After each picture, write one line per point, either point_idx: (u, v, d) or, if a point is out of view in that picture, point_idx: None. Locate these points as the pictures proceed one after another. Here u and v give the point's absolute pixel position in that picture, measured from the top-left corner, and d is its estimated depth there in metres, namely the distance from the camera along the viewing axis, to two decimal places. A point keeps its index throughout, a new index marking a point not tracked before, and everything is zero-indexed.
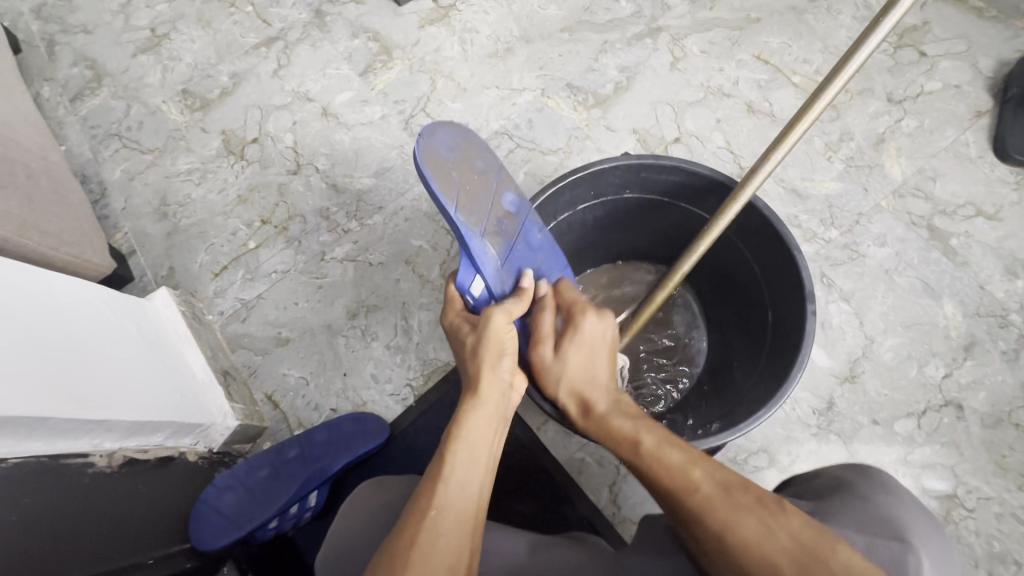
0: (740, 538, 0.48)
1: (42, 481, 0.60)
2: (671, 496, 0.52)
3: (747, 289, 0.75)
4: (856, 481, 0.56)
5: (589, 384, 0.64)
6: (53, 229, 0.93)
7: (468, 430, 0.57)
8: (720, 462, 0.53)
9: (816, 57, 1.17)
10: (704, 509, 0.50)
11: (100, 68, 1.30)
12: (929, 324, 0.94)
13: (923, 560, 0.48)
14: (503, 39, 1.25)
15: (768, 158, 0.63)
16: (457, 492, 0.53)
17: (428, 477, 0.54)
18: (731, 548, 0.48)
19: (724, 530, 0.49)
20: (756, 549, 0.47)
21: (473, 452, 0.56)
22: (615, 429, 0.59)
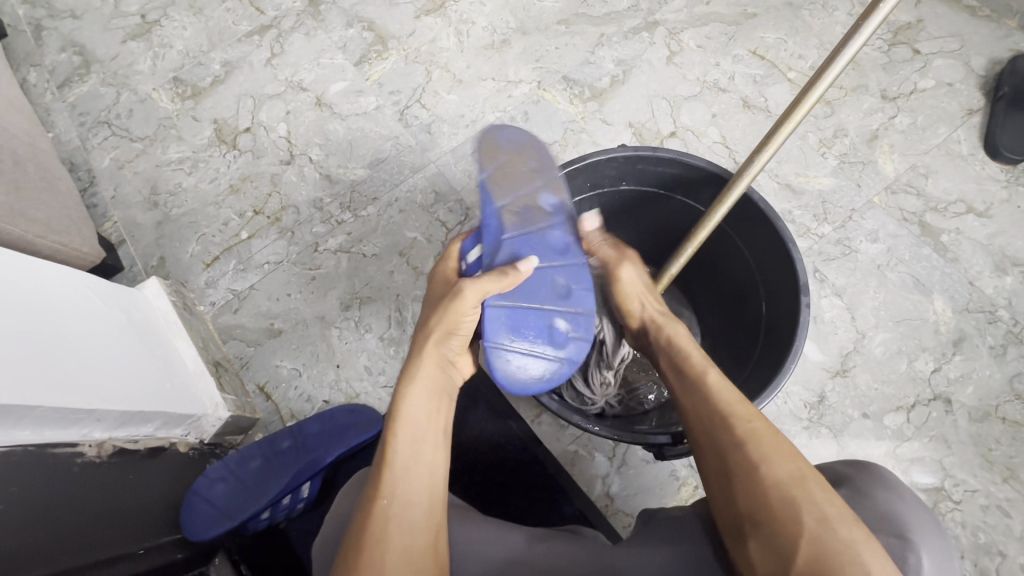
0: (773, 469, 0.52)
1: (30, 470, 0.59)
2: (719, 415, 0.57)
3: (741, 282, 0.76)
4: (856, 475, 0.56)
5: (642, 306, 0.73)
6: (40, 217, 0.91)
7: (404, 407, 0.59)
8: (759, 455, 0.53)
9: (811, 54, 1.18)
10: (750, 436, 0.55)
11: (88, 54, 1.28)
12: (919, 319, 0.95)
13: (923, 557, 0.48)
14: (499, 31, 1.24)
15: (755, 159, 0.62)
16: (404, 468, 0.56)
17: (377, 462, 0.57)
18: (757, 473, 0.52)
19: (757, 458, 0.53)
20: (779, 481, 0.51)
21: (412, 428, 0.58)
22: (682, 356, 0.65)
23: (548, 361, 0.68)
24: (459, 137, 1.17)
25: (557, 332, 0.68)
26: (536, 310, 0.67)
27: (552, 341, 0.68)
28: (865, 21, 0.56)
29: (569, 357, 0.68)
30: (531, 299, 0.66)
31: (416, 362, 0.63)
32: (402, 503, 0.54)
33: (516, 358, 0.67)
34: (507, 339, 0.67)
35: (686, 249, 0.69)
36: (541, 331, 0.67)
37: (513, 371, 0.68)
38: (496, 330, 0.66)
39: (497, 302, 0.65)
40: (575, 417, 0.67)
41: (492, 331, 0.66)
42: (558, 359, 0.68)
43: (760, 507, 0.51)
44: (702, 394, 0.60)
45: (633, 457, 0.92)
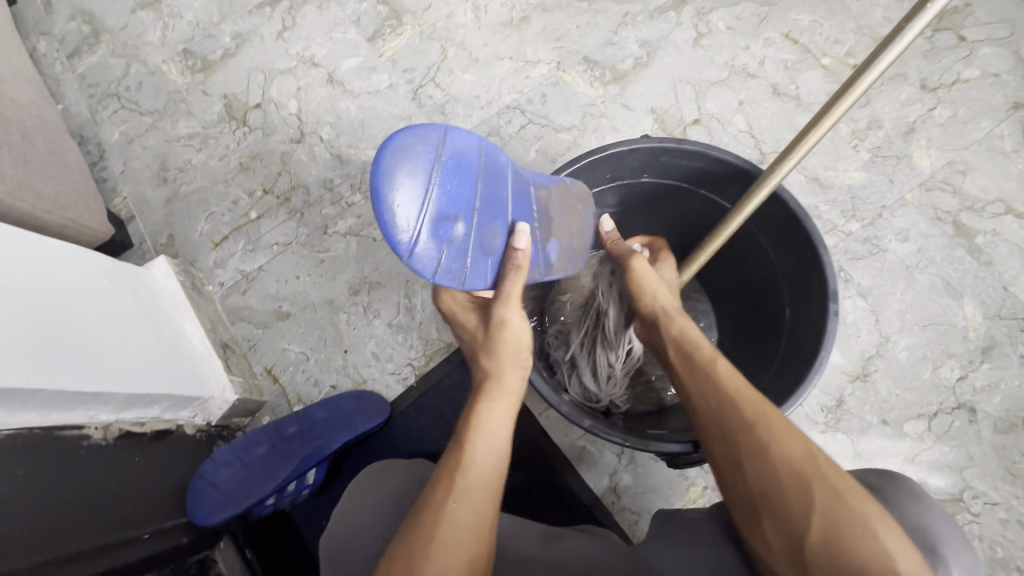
0: (774, 448, 0.51)
1: (35, 454, 0.59)
2: (726, 397, 0.55)
3: (764, 284, 0.72)
4: (880, 483, 0.53)
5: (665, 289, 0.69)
6: (49, 191, 0.90)
7: (486, 419, 0.58)
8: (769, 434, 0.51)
9: (849, 38, 1.11)
10: (753, 417, 0.53)
11: (97, 24, 1.25)
12: (947, 324, 0.91)
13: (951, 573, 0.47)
14: (519, 7, 1.19)
15: (776, 169, 0.59)
16: (476, 479, 0.54)
17: (446, 464, 0.56)
18: (761, 454, 0.51)
19: (759, 437, 0.52)
20: (783, 460, 0.50)
21: (490, 438, 0.57)
22: (687, 345, 0.62)
23: (412, 210, 0.56)
24: (474, 119, 1.13)
25: (443, 225, 0.58)
26: (467, 198, 0.60)
27: (433, 214, 0.57)
28: (914, 18, 0.53)
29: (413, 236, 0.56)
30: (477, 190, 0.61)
31: (500, 376, 0.63)
32: (467, 512, 0.52)
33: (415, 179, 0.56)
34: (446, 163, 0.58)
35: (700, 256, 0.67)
36: (447, 206, 0.58)
37: (408, 164, 0.56)
38: (460, 147, 0.59)
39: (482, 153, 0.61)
40: (587, 422, 0.63)
41: (459, 140, 0.59)
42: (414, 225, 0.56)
43: (768, 486, 0.50)
44: (706, 379, 0.58)
45: (642, 455, 0.90)
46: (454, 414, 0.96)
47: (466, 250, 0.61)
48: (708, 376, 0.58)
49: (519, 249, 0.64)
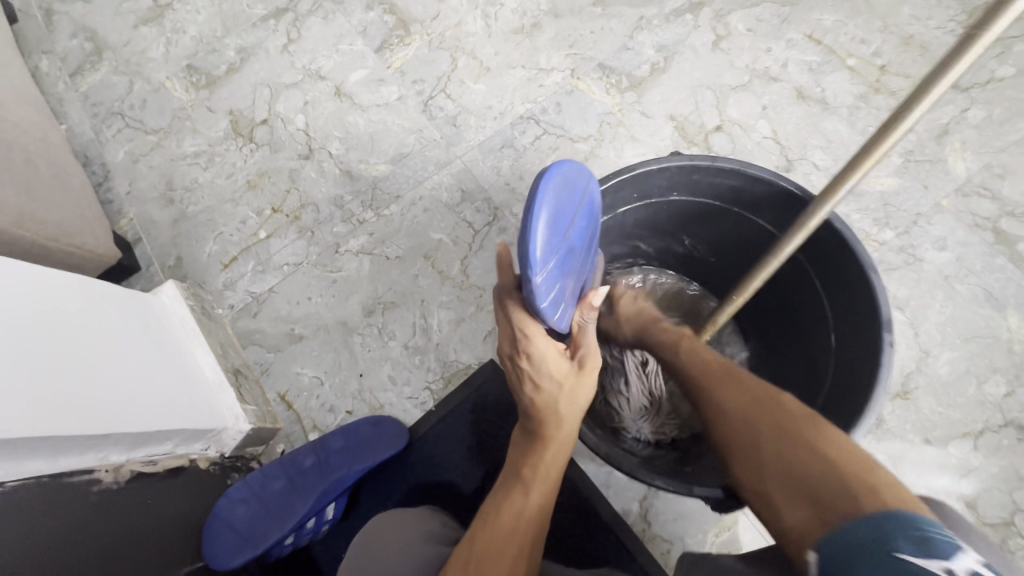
0: (719, 399, 0.57)
1: (43, 505, 0.56)
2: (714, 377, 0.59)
3: (806, 306, 0.68)
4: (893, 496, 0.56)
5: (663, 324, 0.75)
6: (52, 218, 0.87)
7: (543, 467, 0.62)
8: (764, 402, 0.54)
9: (875, 38, 1.07)
10: (702, 379, 0.60)
11: (100, 41, 1.23)
12: (991, 337, 0.87)
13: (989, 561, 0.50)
14: (530, 14, 1.15)
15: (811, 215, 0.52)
16: (536, 497, 0.61)
17: (509, 505, 0.61)
18: (716, 408, 0.57)
19: (710, 395, 0.58)
20: (735, 409, 0.55)
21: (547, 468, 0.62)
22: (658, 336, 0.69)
23: (556, 231, 0.54)
24: (486, 130, 1.10)
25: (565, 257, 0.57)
26: (583, 243, 0.61)
27: (563, 243, 0.56)
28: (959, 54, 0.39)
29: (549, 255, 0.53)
30: (588, 239, 0.63)
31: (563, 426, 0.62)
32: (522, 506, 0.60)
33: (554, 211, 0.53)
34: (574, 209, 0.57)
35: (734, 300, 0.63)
36: (572, 241, 0.58)
37: (564, 197, 0.55)
38: (595, 200, 0.62)
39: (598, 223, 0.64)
40: (631, 467, 0.58)
41: (596, 194, 0.62)
42: (550, 246, 0.53)
43: (724, 431, 0.55)
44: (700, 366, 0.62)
45: None
46: (475, 438, 0.93)
47: (565, 288, 0.60)
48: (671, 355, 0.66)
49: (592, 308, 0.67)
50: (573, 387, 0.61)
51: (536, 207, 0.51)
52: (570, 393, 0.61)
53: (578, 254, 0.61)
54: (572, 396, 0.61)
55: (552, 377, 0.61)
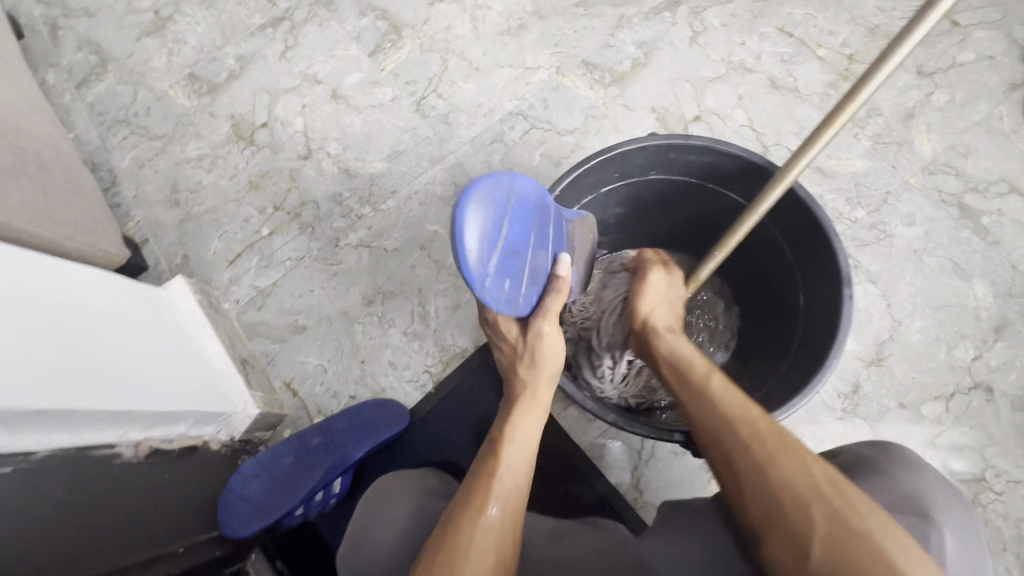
0: (782, 471, 0.50)
1: (71, 475, 0.61)
2: (720, 416, 0.55)
3: (776, 273, 0.74)
4: (877, 456, 0.57)
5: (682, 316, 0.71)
6: (66, 218, 0.92)
7: (514, 429, 0.63)
8: (773, 453, 0.51)
9: (843, 29, 1.12)
10: (754, 438, 0.53)
11: (105, 53, 1.28)
12: (959, 305, 0.92)
13: (944, 534, 0.51)
14: (516, 16, 1.21)
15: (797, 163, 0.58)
16: (508, 456, 0.61)
17: (482, 464, 0.61)
18: (769, 478, 0.51)
19: (770, 463, 0.51)
20: (799, 487, 0.49)
21: (523, 448, 0.62)
22: (680, 355, 0.63)
23: (488, 247, 0.57)
24: (477, 127, 1.15)
25: (510, 261, 0.60)
26: (531, 235, 0.61)
27: (501, 252, 0.58)
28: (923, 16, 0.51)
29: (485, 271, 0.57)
30: (538, 228, 0.63)
31: (531, 389, 0.66)
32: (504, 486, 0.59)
33: (475, 221, 0.55)
34: (508, 209, 0.58)
35: (715, 256, 0.67)
36: (516, 241, 0.60)
37: (490, 205, 0.56)
38: (528, 191, 0.60)
39: (546, 203, 0.63)
40: (611, 417, 0.64)
41: (529, 184, 0.60)
42: (483, 263, 0.57)
43: (777, 510, 0.49)
44: (700, 398, 0.58)
45: (661, 449, 0.91)
46: (473, 418, 0.97)
47: (523, 281, 0.63)
48: (703, 394, 0.58)
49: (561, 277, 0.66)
50: (533, 351, 0.67)
51: (456, 230, 0.54)
52: (530, 356, 0.67)
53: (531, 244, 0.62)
54: (534, 360, 0.67)
55: (515, 343, 0.68)
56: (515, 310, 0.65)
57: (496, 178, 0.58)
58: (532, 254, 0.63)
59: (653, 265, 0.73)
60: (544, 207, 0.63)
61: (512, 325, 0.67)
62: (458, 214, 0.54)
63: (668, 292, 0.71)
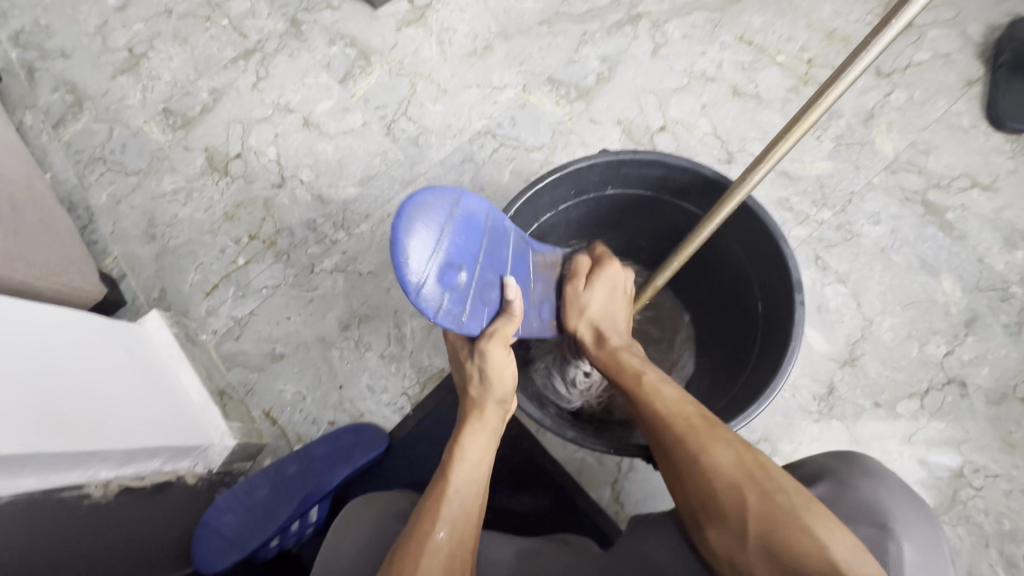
0: (714, 459, 0.55)
1: (36, 517, 0.60)
2: (658, 414, 0.60)
3: (734, 279, 0.76)
4: (840, 467, 0.59)
5: (608, 323, 0.71)
6: (40, 259, 0.92)
7: (464, 451, 0.64)
8: (700, 444, 0.56)
9: (801, 34, 1.14)
10: (687, 433, 0.57)
11: (79, 92, 1.29)
12: (928, 301, 0.93)
13: (903, 545, 0.52)
14: (481, 37, 1.23)
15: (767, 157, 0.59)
16: (457, 481, 0.61)
17: (433, 487, 0.61)
18: (704, 467, 0.55)
19: (703, 453, 0.56)
20: (731, 473, 0.54)
21: (471, 471, 0.62)
22: (621, 364, 0.67)
23: (427, 257, 0.55)
24: (447, 148, 1.16)
25: (450, 274, 0.57)
26: (478, 249, 0.60)
27: (441, 262, 0.56)
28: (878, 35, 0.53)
29: (422, 281, 0.55)
30: (484, 246, 0.61)
31: (482, 409, 0.68)
32: (451, 510, 0.59)
33: (418, 232, 0.55)
34: (457, 221, 0.58)
35: (674, 262, 0.68)
36: (459, 256, 0.58)
37: (431, 218, 0.56)
38: (474, 208, 0.60)
39: (491, 220, 0.62)
40: (570, 434, 0.65)
41: (475, 201, 0.60)
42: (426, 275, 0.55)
43: (713, 495, 0.54)
44: (644, 398, 0.62)
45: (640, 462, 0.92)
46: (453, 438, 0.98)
47: (472, 300, 0.61)
48: (644, 394, 0.62)
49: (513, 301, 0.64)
50: (482, 370, 0.67)
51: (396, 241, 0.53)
52: (480, 374, 0.68)
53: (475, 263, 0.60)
54: (486, 380, 0.67)
55: (466, 362, 0.69)
56: (463, 328, 0.61)
57: (445, 193, 0.57)
58: (477, 272, 0.60)
59: (576, 273, 0.73)
60: (489, 225, 0.62)
61: (466, 343, 0.70)
62: (399, 224, 0.54)
63: (582, 305, 0.71)
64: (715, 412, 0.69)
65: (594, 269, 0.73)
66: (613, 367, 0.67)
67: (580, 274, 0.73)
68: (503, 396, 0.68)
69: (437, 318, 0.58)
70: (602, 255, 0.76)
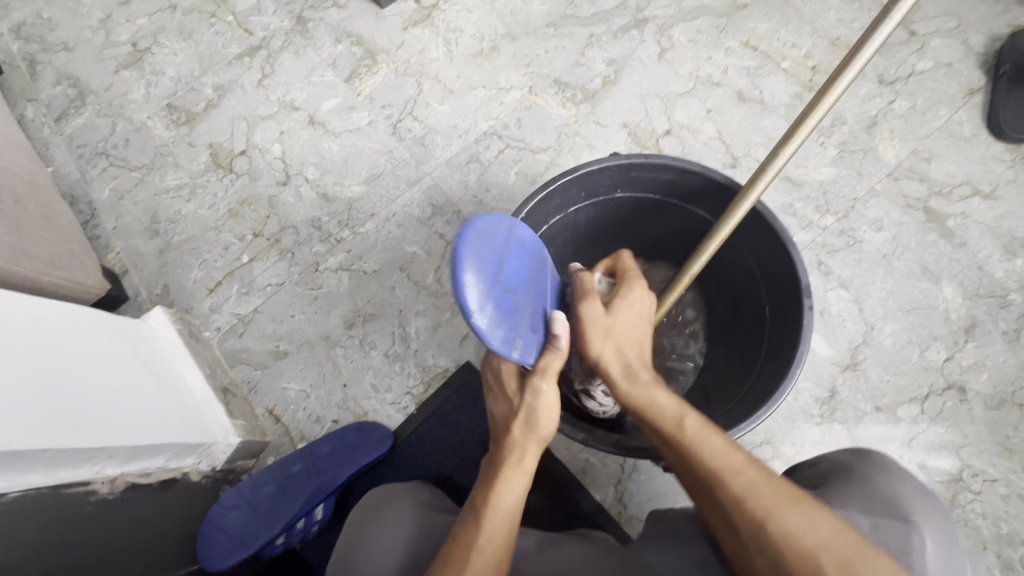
0: (763, 506, 0.51)
1: (45, 514, 0.60)
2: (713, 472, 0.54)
3: (742, 283, 0.77)
4: (854, 462, 0.60)
5: (634, 347, 0.65)
6: (44, 253, 0.92)
7: (498, 495, 0.61)
8: (767, 508, 0.51)
9: (806, 41, 1.16)
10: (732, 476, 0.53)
11: (82, 86, 1.28)
12: (929, 307, 0.94)
13: (925, 536, 0.53)
14: (488, 38, 1.23)
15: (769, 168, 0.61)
16: (489, 530, 0.58)
17: (459, 539, 0.58)
18: (772, 534, 0.50)
19: (769, 518, 0.50)
20: (802, 539, 0.49)
21: (504, 518, 0.60)
22: (654, 399, 0.60)
23: (485, 275, 0.58)
24: (453, 148, 1.16)
25: (504, 295, 0.60)
26: (525, 276, 0.64)
27: (497, 283, 0.59)
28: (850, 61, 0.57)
29: (484, 296, 0.57)
30: (529, 275, 0.65)
31: (522, 451, 0.64)
32: (480, 560, 0.56)
33: (477, 257, 0.57)
34: (510, 249, 0.62)
35: (692, 270, 0.68)
36: (511, 283, 0.61)
37: (485, 245, 0.59)
38: (524, 239, 0.65)
39: (536, 253, 0.67)
40: (581, 437, 0.67)
41: (523, 233, 0.65)
42: (486, 298, 0.57)
43: (763, 541, 0.50)
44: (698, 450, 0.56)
45: (644, 463, 0.93)
46: (457, 438, 0.98)
47: (524, 329, 0.62)
48: (681, 434, 0.57)
49: (560, 332, 0.65)
50: (530, 409, 0.65)
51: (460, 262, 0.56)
52: (527, 416, 0.65)
53: (523, 290, 0.64)
54: (533, 420, 0.65)
55: (512, 398, 0.67)
56: (515, 356, 0.61)
57: (497, 224, 0.62)
58: (525, 299, 0.64)
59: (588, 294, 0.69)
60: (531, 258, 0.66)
61: (514, 377, 0.68)
62: (462, 246, 0.56)
63: (607, 327, 0.66)
64: (724, 414, 0.70)
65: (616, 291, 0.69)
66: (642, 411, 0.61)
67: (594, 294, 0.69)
68: (543, 438, 0.66)
69: (496, 338, 0.57)
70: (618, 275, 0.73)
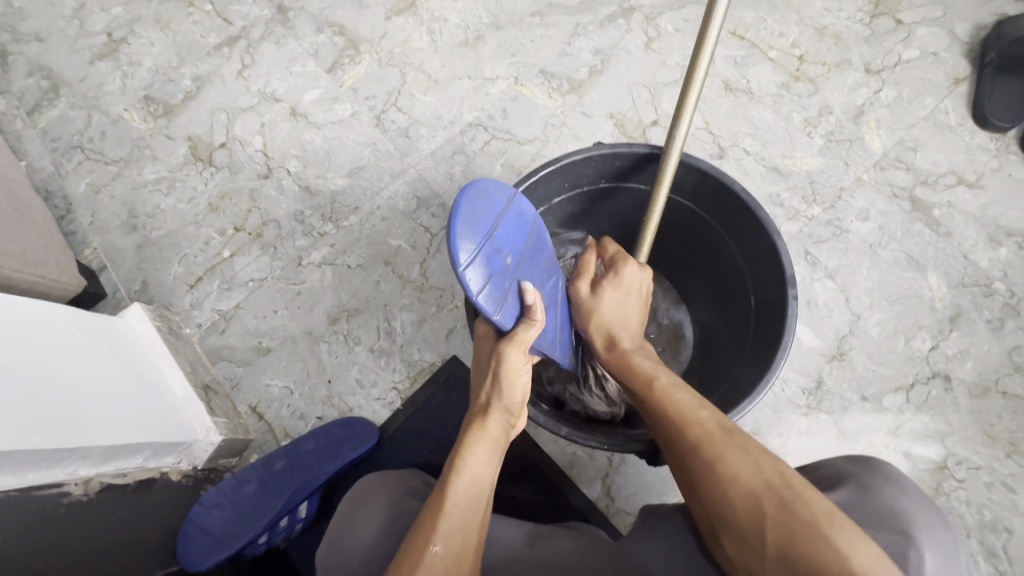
0: (729, 465, 0.55)
1: (17, 515, 0.58)
2: (692, 427, 0.58)
3: (728, 274, 0.76)
4: (861, 472, 0.59)
5: (619, 325, 0.72)
6: (15, 249, 0.88)
7: (466, 461, 0.62)
8: (716, 454, 0.56)
9: (792, 31, 1.10)
10: (700, 439, 0.57)
11: (56, 78, 1.24)
12: (914, 296, 0.94)
13: (924, 554, 0.51)
14: (473, 27, 1.21)
15: (677, 123, 0.64)
16: (457, 496, 0.59)
17: (430, 502, 0.59)
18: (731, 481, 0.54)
19: (719, 460, 0.55)
20: (746, 480, 0.54)
21: (474, 483, 0.61)
22: (635, 367, 0.67)
23: (477, 236, 0.58)
24: (438, 139, 1.15)
25: (494, 257, 0.60)
26: (520, 244, 0.65)
27: (488, 244, 0.60)
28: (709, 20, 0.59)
29: (470, 254, 0.57)
30: (527, 246, 0.66)
31: (488, 416, 0.66)
32: (449, 522, 0.57)
33: (477, 214, 0.59)
34: (509, 216, 0.62)
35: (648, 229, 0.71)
36: (502, 246, 0.62)
37: (484, 205, 0.60)
38: (525, 209, 0.65)
39: (535, 227, 0.67)
40: (564, 430, 0.66)
41: (525, 204, 0.66)
42: (475, 255, 0.58)
43: (730, 513, 0.53)
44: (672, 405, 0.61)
45: (631, 456, 0.92)
46: (443, 433, 0.98)
47: (508, 297, 0.63)
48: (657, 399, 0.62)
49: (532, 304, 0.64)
50: (500, 374, 0.66)
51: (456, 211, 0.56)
52: (497, 380, 0.66)
53: (517, 257, 0.64)
54: (500, 384, 0.66)
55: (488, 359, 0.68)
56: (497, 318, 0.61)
57: (503, 188, 0.63)
58: (517, 265, 0.64)
59: (583, 275, 0.75)
60: (530, 232, 0.66)
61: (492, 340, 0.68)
62: (462, 202, 0.57)
63: (589, 309, 0.73)
64: (707, 407, 0.70)
65: (609, 273, 0.73)
66: (627, 376, 0.67)
67: (586, 276, 0.74)
68: (512, 406, 0.67)
69: (476, 296, 0.58)
70: (614, 253, 0.76)
